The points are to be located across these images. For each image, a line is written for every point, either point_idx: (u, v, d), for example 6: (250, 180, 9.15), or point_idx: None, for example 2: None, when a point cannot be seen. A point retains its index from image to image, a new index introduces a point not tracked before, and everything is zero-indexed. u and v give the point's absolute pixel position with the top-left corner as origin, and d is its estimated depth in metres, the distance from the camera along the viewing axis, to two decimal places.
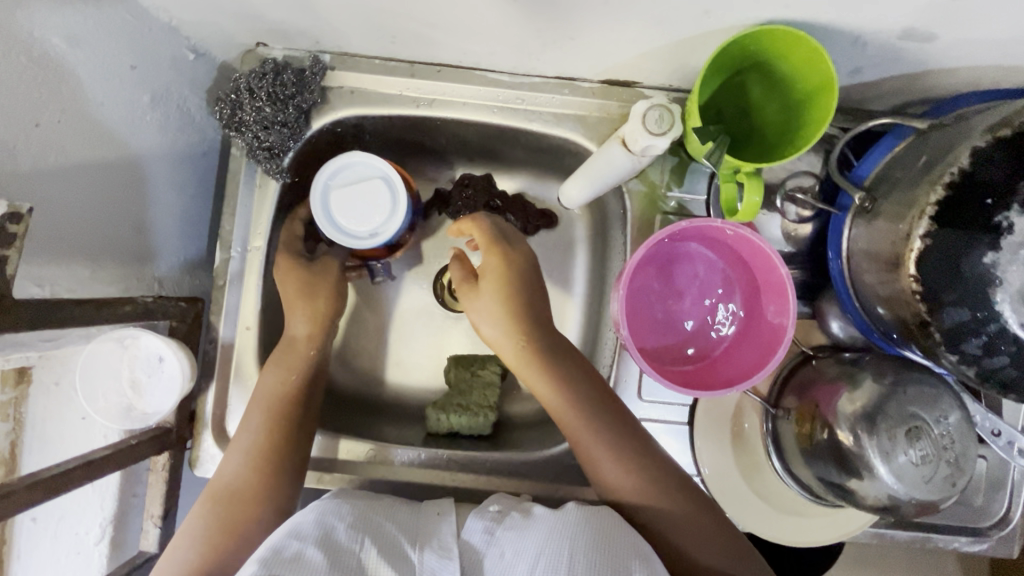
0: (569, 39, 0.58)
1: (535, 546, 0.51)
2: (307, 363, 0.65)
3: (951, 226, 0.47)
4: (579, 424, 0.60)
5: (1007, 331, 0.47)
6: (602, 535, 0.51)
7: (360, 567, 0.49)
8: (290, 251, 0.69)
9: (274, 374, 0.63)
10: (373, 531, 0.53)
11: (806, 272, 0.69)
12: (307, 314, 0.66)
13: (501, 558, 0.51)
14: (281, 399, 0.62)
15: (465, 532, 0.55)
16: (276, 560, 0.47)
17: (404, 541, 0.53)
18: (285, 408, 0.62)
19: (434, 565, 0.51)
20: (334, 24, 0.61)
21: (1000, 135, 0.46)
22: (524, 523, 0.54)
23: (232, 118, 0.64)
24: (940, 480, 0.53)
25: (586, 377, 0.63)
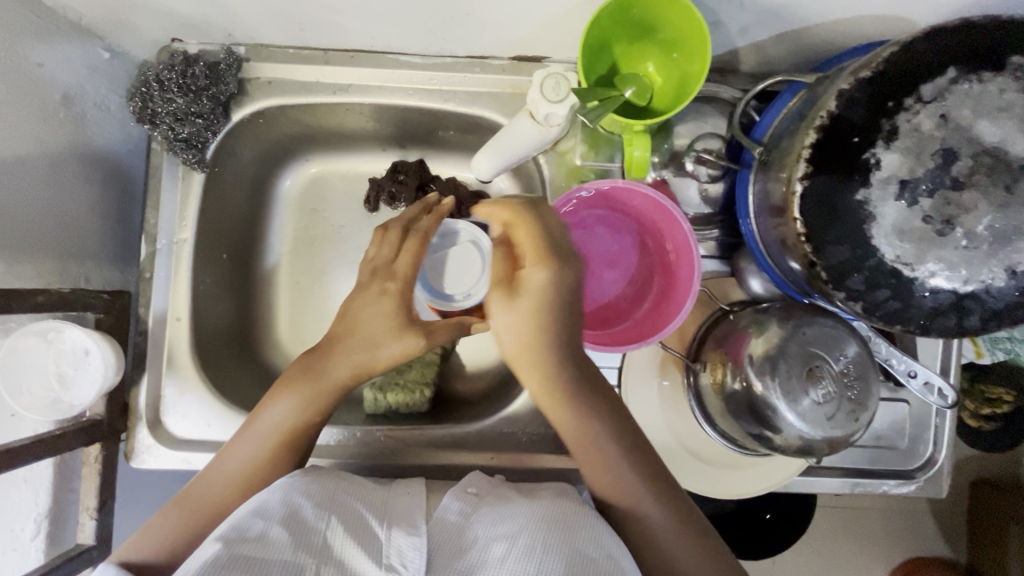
0: (465, 14, 0.61)
1: (510, 532, 0.47)
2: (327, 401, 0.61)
3: (825, 166, 0.49)
4: (584, 437, 0.57)
5: (884, 264, 0.49)
6: (570, 527, 0.49)
7: (327, 546, 0.46)
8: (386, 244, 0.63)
9: (292, 402, 0.59)
10: (340, 509, 0.50)
11: (723, 232, 0.72)
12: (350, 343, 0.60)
13: (474, 542, 0.48)
14: (296, 433, 0.59)
15: (439, 510, 0.52)
16: (239, 540, 0.45)
17: (371, 517, 0.50)
18: (294, 442, 0.59)
19: (402, 543, 0.47)
20: (242, 15, 0.63)
21: (861, 77, 0.48)
22: (501, 509, 0.51)
23: (144, 111, 0.66)
24: (842, 416, 0.55)
25: (602, 394, 0.59)
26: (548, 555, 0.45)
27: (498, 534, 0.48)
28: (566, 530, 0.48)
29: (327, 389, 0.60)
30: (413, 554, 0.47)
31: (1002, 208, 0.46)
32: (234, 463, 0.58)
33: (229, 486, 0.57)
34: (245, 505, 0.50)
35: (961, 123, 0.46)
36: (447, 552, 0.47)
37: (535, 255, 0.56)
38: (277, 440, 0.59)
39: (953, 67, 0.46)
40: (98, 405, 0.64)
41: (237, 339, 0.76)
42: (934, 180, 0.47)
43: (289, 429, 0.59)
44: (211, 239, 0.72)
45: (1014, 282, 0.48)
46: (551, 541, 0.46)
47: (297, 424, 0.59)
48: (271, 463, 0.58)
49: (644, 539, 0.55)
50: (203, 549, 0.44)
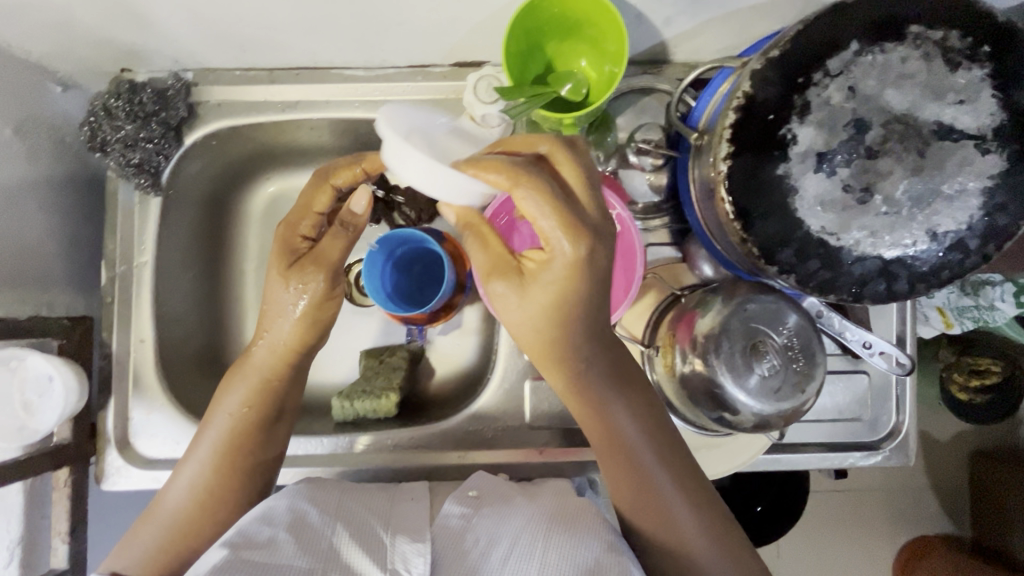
0: (397, 24, 0.62)
1: (514, 530, 0.49)
2: (268, 397, 0.62)
3: (744, 146, 0.50)
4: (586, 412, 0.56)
5: (810, 236, 0.50)
6: (570, 522, 0.50)
7: (333, 549, 0.48)
8: (283, 246, 0.62)
9: (235, 397, 0.62)
10: (343, 517, 0.52)
11: (673, 218, 0.73)
12: (296, 323, 0.61)
13: (477, 544, 0.49)
14: (241, 426, 0.61)
15: (441, 516, 0.53)
16: (246, 544, 0.46)
17: (378, 525, 0.51)
18: (238, 458, 0.60)
19: (407, 549, 0.49)
20: (183, 39, 0.65)
21: (771, 56, 0.49)
22: (501, 510, 0.53)
23: (96, 140, 0.68)
24: (789, 388, 0.56)
25: (626, 391, 0.56)
26: (552, 549, 0.47)
27: (502, 534, 0.49)
28: (570, 520, 0.51)
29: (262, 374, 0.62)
30: (418, 560, 0.48)
31: (917, 172, 0.47)
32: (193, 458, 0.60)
33: (184, 497, 0.59)
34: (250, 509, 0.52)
35: (869, 93, 0.47)
36: (453, 554, 0.49)
37: (565, 226, 0.48)
38: (221, 472, 0.60)
39: (856, 40, 0.47)
40: (65, 430, 0.65)
41: (207, 358, 0.78)
42: (849, 150, 0.48)
43: (234, 428, 0.61)
44: (172, 260, 0.74)
45: (936, 245, 0.49)
46: (554, 534, 0.48)
47: (245, 416, 0.61)
48: (231, 472, 0.60)
49: (669, 538, 0.54)
50: (210, 554, 0.46)
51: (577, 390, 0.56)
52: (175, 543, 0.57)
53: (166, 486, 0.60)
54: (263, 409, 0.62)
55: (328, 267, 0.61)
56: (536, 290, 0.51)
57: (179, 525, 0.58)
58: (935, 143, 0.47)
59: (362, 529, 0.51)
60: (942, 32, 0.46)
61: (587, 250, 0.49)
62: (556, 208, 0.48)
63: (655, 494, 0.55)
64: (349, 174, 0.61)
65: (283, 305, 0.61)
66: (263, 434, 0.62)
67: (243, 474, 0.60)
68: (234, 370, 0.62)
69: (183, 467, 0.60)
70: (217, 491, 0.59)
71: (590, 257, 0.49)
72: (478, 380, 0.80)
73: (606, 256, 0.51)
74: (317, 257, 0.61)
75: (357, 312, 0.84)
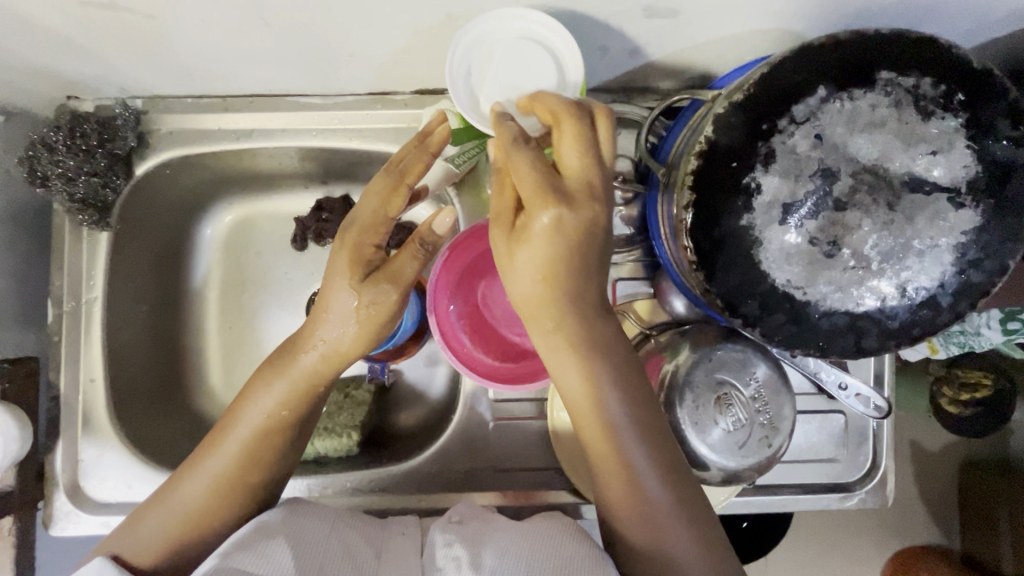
0: (349, 56, 0.59)
1: (495, 557, 0.46)
2: (306, 405, 0.55)
3: (705, 194, 0.48)
4: (592, 410, 0.49)
5: (775, 289, 0.48)
6: (556, 547, 0.48)
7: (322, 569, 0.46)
8: (357, 254, 0.51)
9: (269, 397, 0.54)
10: (340, 541, 0.49)
11: (646, 252, 0.70)
12: (360, 328, 0.53)
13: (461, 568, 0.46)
14: (270, 432, 0.54)
15: (428, 545, 0.50)
16: (238, 553, 0.45)
17: (368, 551, 0.50)
18: (257, 465, 0.54)
19: None
20: (128, 69, 0.61)
21: (734, 100, 0.46)
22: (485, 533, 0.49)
23: (33, 175, 0.63)
24: (755, 443, 0.54)
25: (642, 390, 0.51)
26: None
27: (487, 559, 0.46)
28: (556, 546, 0.48)
29: (303, 382, 0.54)
30: None
31: (887, 226, 0.45)
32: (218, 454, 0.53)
33: (201, 490, 0.52)
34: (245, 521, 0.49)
35: (836, 142, 0.44)
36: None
37: (537, 193, 0.44)
38: (234, 478, 0.53)
39: (824, 85, 0.44)
40: (9, 477, 0.62)
41: (164, 394, 0.75)
42: (816, 201, 0.45)
43: (263, 429, 0.54)
44: (124, 295, 0.71)
45: (907, 301, 0.46)
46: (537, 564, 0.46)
47: (268, 424, 0.54)
48: (241, 481, 0.53)
49: (650, 538, 0.48)
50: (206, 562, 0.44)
51: (587, 366, 0.49)
52: (186, 536, 0.52)
53: (179, 479, 0.53)
54: (299, 418, 0.55)
55: (395, 277, 0.51)
56: (527, 257, 0.46)
57: (185, 522, 0.52)
58: (906, 195, 0.44)
59: (355, 553, 0.49)
60: (914, 79, 0.44)
61: (565, 215, 0.44)
62: (530, 174, 0.45)
63: (657, 507, 0.49)
64: (420, 163, 0.52)
65: (342, 310, 0.52)
66: (286, 444, 0.55)
67: (254, 485, 0.54)
68: (276, 364, 0.55)
69: (198, 461, 0.54)
70: (219, 496, 0.52)
71: (577, 226, 0.45)
72: (445, 415, 0.78)
73: (587, 238, 0.46)
74: (391, 275, 0.52)
75: None
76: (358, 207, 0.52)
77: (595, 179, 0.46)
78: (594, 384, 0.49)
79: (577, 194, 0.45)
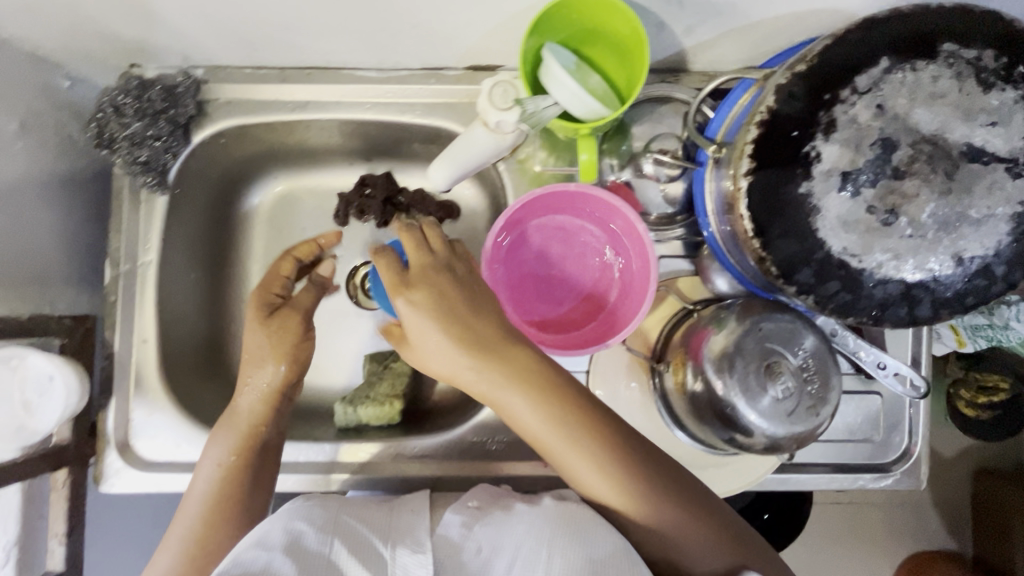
0: (411, 26, 0.61)
1: (518, 537, 0.50)
2: (255, 438, 0.63)
3: (766, 163, 0.49)
4: (548, 438, 0.53)
5: (832, 257, 0.49)
6: (574, 527, 0.50)
7: (332, 568, 0.48)
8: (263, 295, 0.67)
9: (219, 449, 0.62)
10: (343, 531, 0.51)
11: (687, 231, 0.71)
12: (274, 361, 0.64)
13: (479, 553, 0.50)
14: (238, 460, 0.62)
15: (441, 527, 0.53)
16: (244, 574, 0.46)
17: (377, 539, 0.51)
18: (233, 490, 0.60)
19: (408, 561, 0.50)
20: (194, 36, 0.63)
21: (797, 71, 0.48)
22: (503, 519, 0.53)
23: (102, 136, 0.67)
24: (803, 411, 0.54)
25: (580, 406, 0.54)
26: (553, 559, 0.47)
27: (503, 546, 0.49)
28: (576, 526, 0.50)
29: (248, 421, 0.63)
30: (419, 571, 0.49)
31: (944, 195, 0.46)
32: (201, 489, 0.60)
33: (195, 520, 0.59)
34: (247, 537, 0.51)
35: (897, 112, 0.46)
36: (453, 564, 0.50)
37: (393, 282, 0.55)
38: (218, 499, 0.60)
39: (886, 57, 0.46)
40: (65, 430, 0.64)
41: (210, 360, 0.77)
42: (875, 170, 0.47)
43: (223, 472, 0.61)
44: (177, 259, 0.73)
45: (961, 270, 0.47)
46: (559, 539, 0.49)
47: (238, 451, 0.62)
48: (227, 497, 0.60)
49: (644, 529, 0.52)
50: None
51: (532, 402, 0.52)
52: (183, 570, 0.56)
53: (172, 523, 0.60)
54: (251, 444, 0.63)
55: (301, 310, 0.66)
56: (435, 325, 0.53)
57: (191, 552, 0.57)
58: (964, 165, 0.46)
59: (362, 542, 0.51)
60: (976, 51, 0.45)
61: (442, 284, 0.55)
62: (427, 258, 0.57)
63: (637, 501, 0.52)
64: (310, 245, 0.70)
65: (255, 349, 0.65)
66: (259, 465, 0.63)
67: (243, 496, 0.60)
68: (220, 423, 0.64)
69: (185, 503, 0.60)
70: (215, 515, 0.59)
71: (449, 290, 0.55)
72: None
73: (445, 286, 0.55)
74: (294, 305, 0.67)
75: (362, 316, 0.82)
76: (265, 275, 0.70)
77: (434, 258, 0.57)
78: (540, 413, 0.53)
79: (443, 260, 0.57)
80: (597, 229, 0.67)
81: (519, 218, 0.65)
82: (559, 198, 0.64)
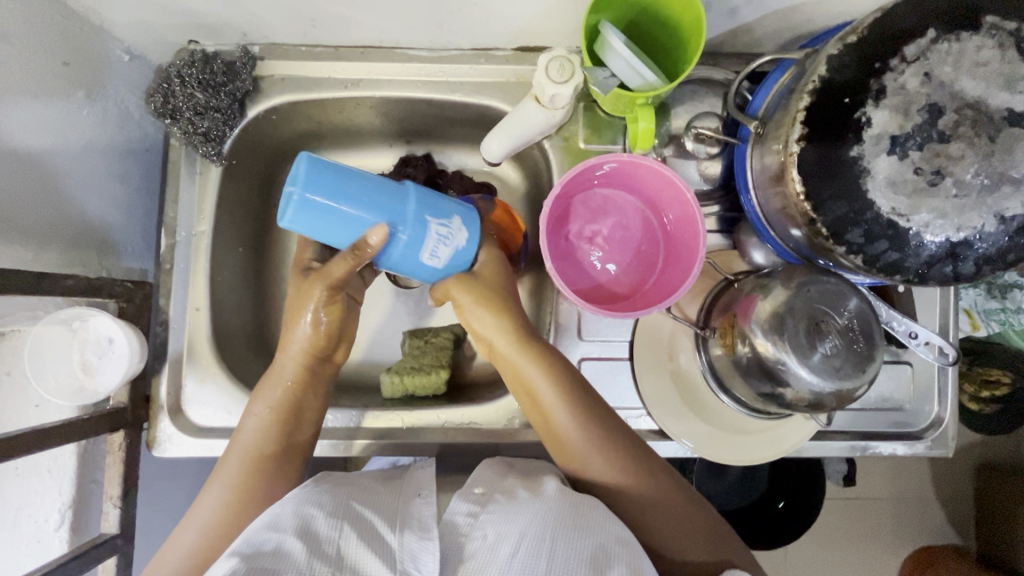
0: (470, 5, 0.64)
1: (521, 525, 0.47)
2: (292, 408, 0.63)
3: (819, 129, 0.52)
4: (559, 407, 0.59)
5: (881, 217, 0.52)
6: (577, 518, 0.49)
7: (341, 556, 0.46)
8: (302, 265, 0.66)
9: (261, 403, 0.62)
10: (351, 517, 0.49)
11: (723, 206, 0.75)
12: (310, 320, 0.63)
13: (485, 541, 0.48)
14: (273, 425, 0.61)
15: (448, 512, 0.51)
16: (255, 555, 0.44)
17: (383, 526, 0.50)
18: (262, 465, 0.59)
19: (415, 548, 0.48)
20: (255, 11, 0.65)
21: (848, 42, 0.51)
22: (508, 505, 0.51)
23: (166, 107, 0.68)
24: (851, 368, 0.57)
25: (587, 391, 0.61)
26: (559, 546, 0.46)
27: (509, 530, 0.47)
28: (578, 513, 0.50)
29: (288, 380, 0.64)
30: (428, 559, 0.47)
31: (987, 157, 0.49)
32: (232, 455, 0.59)
33: (219, 501, 0.57)
34: (257, 519, 0.50)
35: (943, 80, 0.49)
36: (457, 553, 0.48)
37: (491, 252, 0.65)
38: (252, 466, 0.59)
39: (933, 29, 0.50)
40: (122, 393, 0.65)
41: (256, 332, 0.78)
42: (923, 134, 0.50)
43: (264, 445, 0.60)
44: (228, 231, 0.74)
45: (1003, 228, 0.50)
46: (562, 527, 0.47)
47: (270, 414, 0.62)
48: (259, 465, 0.59)
49: (636, 502, 0.55)
50: (217, 566, 0.44)
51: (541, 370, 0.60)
52: (206, 549, 0.54)
53: (203, 488, 0.58)
54: (285, 412, 0.62)
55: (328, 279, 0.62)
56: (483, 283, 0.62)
57: (213, 535, 0.55)
58: (1006, 129, 0.49)
59: (371, 530, 0.49)
60: (1016, 24, 0.49)
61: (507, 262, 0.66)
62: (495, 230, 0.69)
63: (635, 475, 0.57)
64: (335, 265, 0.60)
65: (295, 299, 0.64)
66: (286, 445, 0.61)
67: (274, 477, 0.59)
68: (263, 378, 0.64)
69: (214, 478, 0.59)
70: (246, 486, 0.58)
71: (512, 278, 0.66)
72: None
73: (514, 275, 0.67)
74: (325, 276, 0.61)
75: (402, 293, 0.84)
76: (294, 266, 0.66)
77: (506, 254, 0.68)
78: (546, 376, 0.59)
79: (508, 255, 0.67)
80: (640, 201, 0.70)
81: (567, 193, 0.68)
82: (610, 169, 0.67)
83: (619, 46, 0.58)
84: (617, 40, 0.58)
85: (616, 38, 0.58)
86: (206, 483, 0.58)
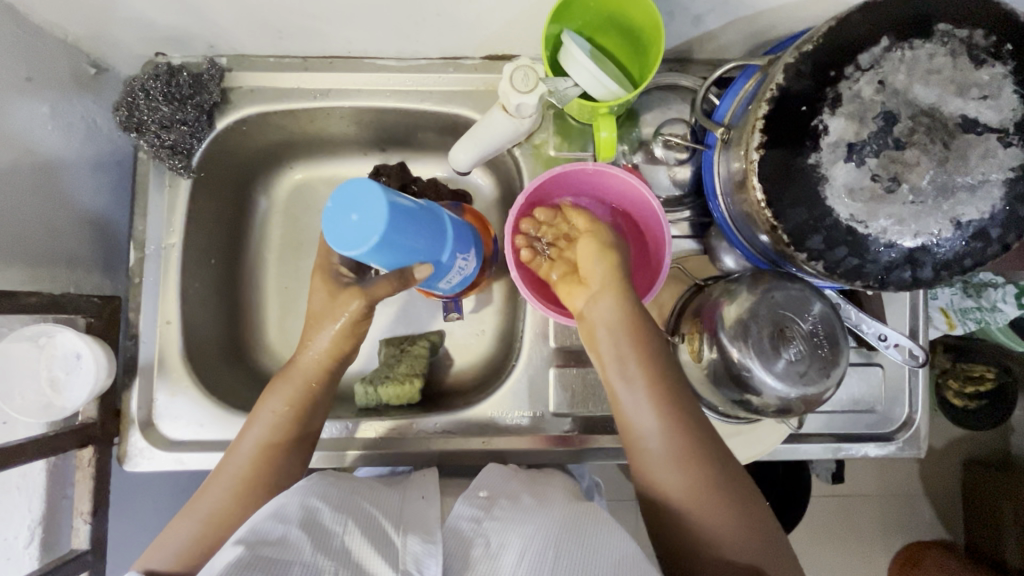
0: (435, 15, 0.64)
1: (527, 536, 0.46)
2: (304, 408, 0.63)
3: (777, 137, 0.52)
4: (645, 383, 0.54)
5: (840, 223, 0.52)
6: (582, 531, 0.48)
7: (346, 549, 0.46)
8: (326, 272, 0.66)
9: (278, 398, 0.62)
10: (356, 512, 0.49)
11: (693, 212, 0.75)
12: (332, 327, 0.64)
13: (486, 548, 0.46)
14: (284, 423, 0.61)
15: (453, 515, 0.50)
16: (261, 543, 0.44)
17: (388, 522, 0.49)
18: (267, 466, 0.59)
19: (418, 550, 0.46)
20: (220, 24, 0.65)
21: (804, 50, 0.51)
22: (512, 513, 0.50)
23: (131, 120, 0.69)
24: (817, 372, 0.58)
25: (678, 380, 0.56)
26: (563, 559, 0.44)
27: (510, 539, 0.47)
28: (581, 529, 0.48)
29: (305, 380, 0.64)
30: (430, 563, 0.46)
31: (942, 163, 0.49)
32: (242, 449, 0.60)
33: (224, 491, 0.57)
34: (263, 509, 0.49)
35: (897, 87, 0.50)
36: (462, 557, 0.46)
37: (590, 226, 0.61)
38: (259, 460, 0.59)
39: (886, 36, 0.50)
40: (91, 408, 0.65)
41: (230, 344, 0.78)
42: (879, 141, 0.50)
43: (268, 441, 0.60)
44: (199, 243, 0.74)
45: (960, 233, 0.51)
46: (566, 545, 0.46)
47: (286, 413, 0.62)
48: (266, 461, 0.59)
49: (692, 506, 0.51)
50: (222, 554, 0.44)
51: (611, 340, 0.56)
52: (208, 537, 0.54)
53: (206, 482, 0.58)
54: (301, 411, 0.62)
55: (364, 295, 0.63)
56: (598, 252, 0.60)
57: (212, 522, 0.55)
58: (959, 135, 0.49)
59: (373, 526, 0.48)
60: (967, 31, 0.49)
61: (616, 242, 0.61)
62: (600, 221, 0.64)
63: (692, 475, 0.51)
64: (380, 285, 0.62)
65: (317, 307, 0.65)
66: (292, 451, 0.61)
67: (279, 475, 0.59)
68: (280, 375, 0.64)
69: (219, 469, 0.59)
70: (253, 477, 0.58)
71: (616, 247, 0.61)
72: (499, 371, 0.80)
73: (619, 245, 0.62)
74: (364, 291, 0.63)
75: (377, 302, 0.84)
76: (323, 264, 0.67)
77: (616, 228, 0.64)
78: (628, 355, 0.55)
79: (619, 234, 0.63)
80: (608, 210, 0.70)
81: (534, 202, 0.68)
82: (577, 178, 0.67)
83: (577, 53, 0.59)
84: (575, 46, 0.59)
85: (575, 45, 0.59)
86: (213, 468, 0.59)
